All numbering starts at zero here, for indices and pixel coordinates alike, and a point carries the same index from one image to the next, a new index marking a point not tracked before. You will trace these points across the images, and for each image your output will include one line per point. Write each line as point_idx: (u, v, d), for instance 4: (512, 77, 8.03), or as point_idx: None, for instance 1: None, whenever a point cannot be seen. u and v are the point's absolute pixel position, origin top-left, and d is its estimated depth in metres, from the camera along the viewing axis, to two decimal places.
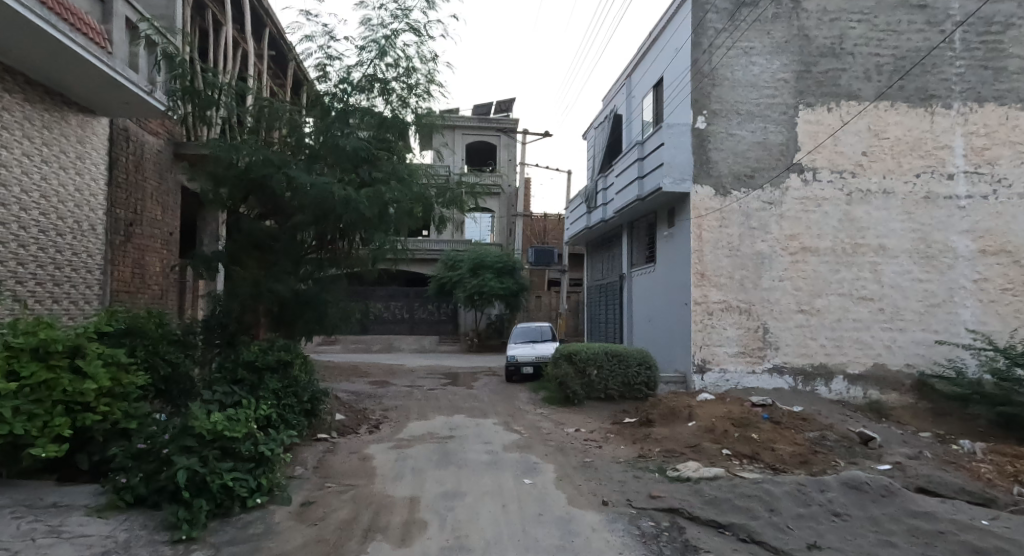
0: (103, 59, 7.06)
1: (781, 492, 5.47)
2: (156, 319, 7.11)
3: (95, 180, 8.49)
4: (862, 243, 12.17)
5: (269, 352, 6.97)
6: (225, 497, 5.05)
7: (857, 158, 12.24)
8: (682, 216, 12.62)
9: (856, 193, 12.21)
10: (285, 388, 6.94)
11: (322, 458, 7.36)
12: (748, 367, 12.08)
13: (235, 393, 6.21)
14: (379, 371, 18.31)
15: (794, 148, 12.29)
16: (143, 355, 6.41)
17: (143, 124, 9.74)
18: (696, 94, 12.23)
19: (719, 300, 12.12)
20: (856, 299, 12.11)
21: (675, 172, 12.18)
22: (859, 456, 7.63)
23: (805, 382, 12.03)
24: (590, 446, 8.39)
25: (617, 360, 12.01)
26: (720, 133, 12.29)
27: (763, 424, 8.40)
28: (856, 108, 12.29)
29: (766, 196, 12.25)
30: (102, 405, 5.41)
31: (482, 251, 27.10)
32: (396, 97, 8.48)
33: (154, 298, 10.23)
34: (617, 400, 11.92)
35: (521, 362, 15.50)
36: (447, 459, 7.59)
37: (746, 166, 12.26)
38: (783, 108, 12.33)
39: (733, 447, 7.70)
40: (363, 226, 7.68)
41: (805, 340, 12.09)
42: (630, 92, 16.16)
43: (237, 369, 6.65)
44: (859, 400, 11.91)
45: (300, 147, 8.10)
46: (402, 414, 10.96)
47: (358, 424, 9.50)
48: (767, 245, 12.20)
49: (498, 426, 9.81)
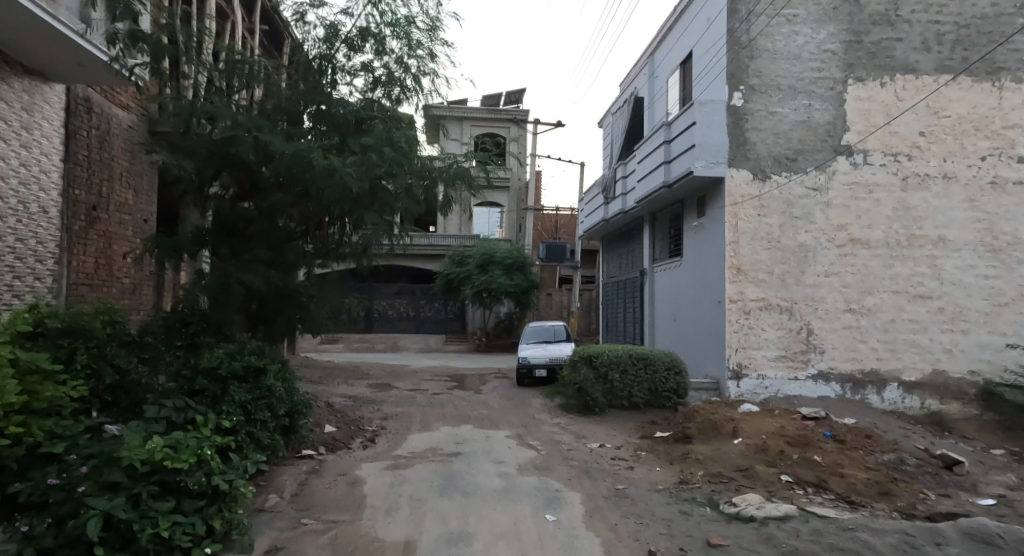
0: (40, 5, 5.80)
1: (884, 546, 4.23)
2: (104, 316, 5.92)
3: (47, 155, 7.35)
4: (919, 234, 10.83)
5: (237, 357, 5.69)
6: (160, 551, 3.88)
7: (914, 139, 10.91)
8: (714, 203, 11.36)
9: (912, 177, 10.88)
10: (255, 400, 5.60)
11: (303, 483, 6.17)
12: (789, 373, 10.79)
13: (191, 407, 5.04)
14: (381, 372, 17.18)
15: (842, 128, 10.97)
16: (85, 360, 5.28)
17: (110, 95, 8.58)
18: (732, 68, 10.96)
19: (756, 297, 10.84)
20: (912, 297, 10.79)
21: (707, 155, 10.91)
22: (950, 486, 6.34)
23: (855, 390, 10.72)
24: (620, 467, 7.16)
25: (642, 365, 10.75)
26: (760, 111, 11.00)
27: (825, 443, 7.14)
28: (914, 83, 10.95)
29: (811, 181, 10.94)
30: (11, 426, 4.24)
31: (491, 246, 25.89)
32: (393, 58, 7.30)
33: (124, 292, 9.08)
34: (642, 409, 10.68)
35: (533, 365, 14.27)
36: (452, 484, 6.38)
37: (789, 148, 10.98)
38: (830, 83, 11.01)
39: (793, 472, 6.47)
40: (353, 206, 6.49)
41: (854, 343, 10.78)
42: (653, 72, 14.92)
43: (195, 378, 5.43)
44: (916, 411, 10.60)
45: (280, 113, 6.88)
46: (403, 424, 9.77)
47: (351, 438, 8.30)
48: (811, 236, 10.90)
49: (511, 440, 8.60)
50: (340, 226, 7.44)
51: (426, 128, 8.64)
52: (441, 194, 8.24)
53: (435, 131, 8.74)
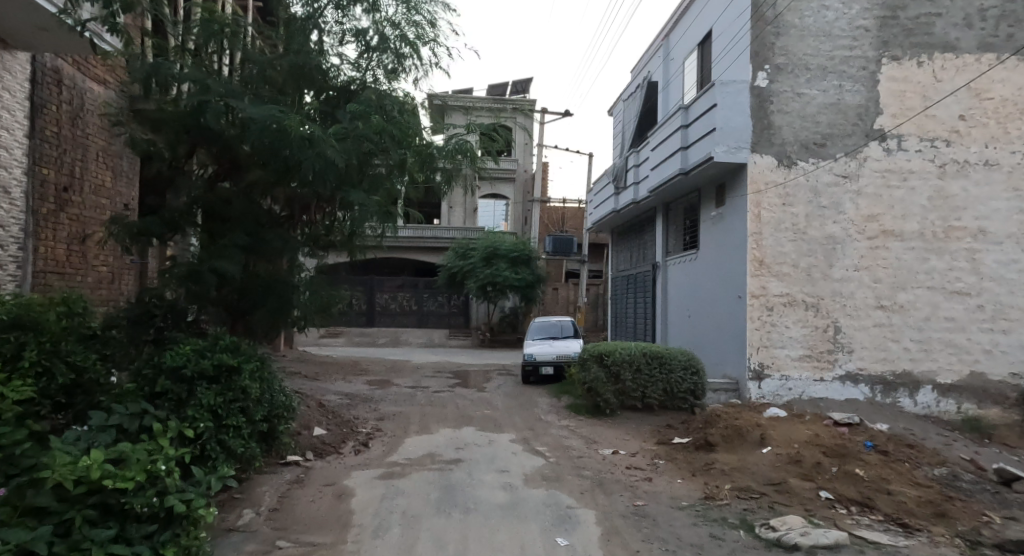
0: None
1: None
2: (60, 307, 5.21)
3: (8, 129, 6.68)
4: (957, 226, 10.07)
5: (207, 354, 4.99)
6: None
7: (953, 123, 10.12)
8: (735, 191, 10.61)
9: (950, 164, 10.10)
10: (226, 404, 4.91)
11: (283, 497, 5.52)
12: (814, 374, 10.06)
13: (148, 413, 4.34)
14: (382, 368, 16.52)
15: (875, 110, 10.20)
16: (34, 356, 4.60)
17: (82, 67, 7.89)
18: (756, 46, 10.21)
19: (780, 292, 10.11)
20: (948, 293, 10.03)
21: (729, 139, 10.16)
22: (1014, 507, 5.62)
23: (885, 393, 9.99)
24: (637, 479, 6.46)
25: (657, 364, 10.04)
26: (785, 92, 10.24)
27: (867, 455, 6.42)
28: (953, 62, 10.16)
29: (840, 168, 10.17)
30: None
31: (495, 238, 25.17)
32: (390, 24, 6.63)
33: (102, 281, 8.40)
34: (657, 411, 10.00)
35: (540, 362, 13.58)
36: (451, 497, 5.70)
37: (816, 133, 10.22)
38: (863, 63, 10.22)
39: (834, 488, 5.77)
40: (339, 184, 5.83)
41: (885, 343, 10.03)
42: (668, 54, 14.16)
43: (157, 378, 4.73)
44: (952, 416, 9.87)
45: (260, 81, 6.16)
46: (400, 425, 9.12)
47: (343, 442, 7.64)
48: (840, 228, 10.14)
49: (517, 445, 7.93)
50: (329, 209, 6.75)
51: (431, 118, 8.09)
52: (441, 167, 7.80)
53: (437, 120, 8.10)
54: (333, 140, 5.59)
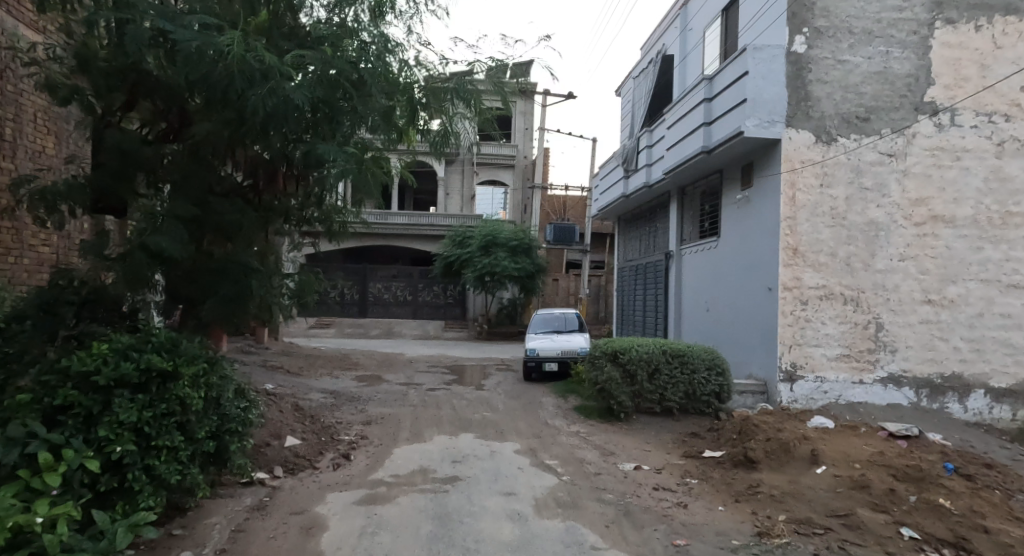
0: None
1: None
2: None
3: None
4: (1015, 211, 8.99)
5: (133, 355, 3.82)
6: None
7: (1013, 96, 9.04)
8: (766, 170, 9.47)
9: (1009, 142, 9.01)
10: (156, 420, 3.73)
11: (235, 533, 4.39)
12: (852, 376, 8.99)
13: (36, 437, 3.24)
14: (372, 362, 15.41)
15: (926, 81, 9.08)
16: None
17: (12, 10, 6.69)
18: (794, 6, 9.04)
19: (816, 285, 9.00)
20: (1004, 287, 8.96)
21: (761, 111, 9.01)
22: None
23: (932, 398, 8.94)
24: (670, 505, 5.37)
25: (678, 363, 8.95)
26: (826, 60, 9.09)
27: (948, 481, 5.38)
28: (1015, 26, 9.06)
29: (886, 145, 9.05)
30: None
31: (494, 226, 23.98)
32: None
33: (43, 262, 7.17)
34: (677, 416, 8.93)
35: (543, 358, 12.50)
36: (446, 532, 4.59)
37: (859, 106, 9.10)
38: (913, 27, 9.10)
39: (916, 522, 4.71)
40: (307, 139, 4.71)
41: (933, 342, 8.96)
42: (686, 25, 13.02)
43: (60, 388, 3.61)
44: (1007, 424, 8.83)
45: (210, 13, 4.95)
46: (389, 430, 8.02)
47: (320, 454, 6.54)
48: (884, 212, 9.03)
49: (523, 457, 6.85)
50: (300, 175, 5.63)
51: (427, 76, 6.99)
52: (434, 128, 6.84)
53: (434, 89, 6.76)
54: (289, 81, 4.57)
